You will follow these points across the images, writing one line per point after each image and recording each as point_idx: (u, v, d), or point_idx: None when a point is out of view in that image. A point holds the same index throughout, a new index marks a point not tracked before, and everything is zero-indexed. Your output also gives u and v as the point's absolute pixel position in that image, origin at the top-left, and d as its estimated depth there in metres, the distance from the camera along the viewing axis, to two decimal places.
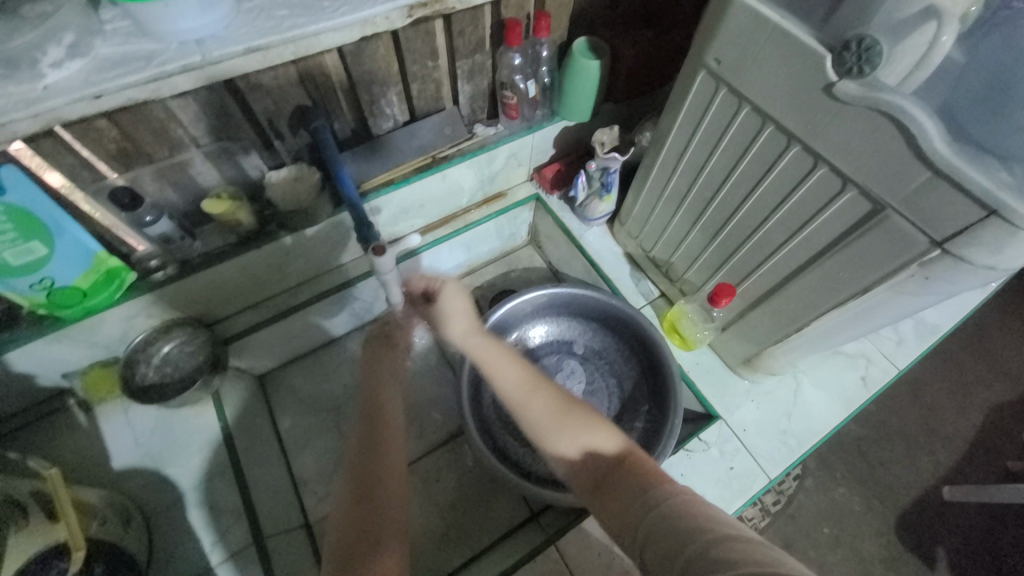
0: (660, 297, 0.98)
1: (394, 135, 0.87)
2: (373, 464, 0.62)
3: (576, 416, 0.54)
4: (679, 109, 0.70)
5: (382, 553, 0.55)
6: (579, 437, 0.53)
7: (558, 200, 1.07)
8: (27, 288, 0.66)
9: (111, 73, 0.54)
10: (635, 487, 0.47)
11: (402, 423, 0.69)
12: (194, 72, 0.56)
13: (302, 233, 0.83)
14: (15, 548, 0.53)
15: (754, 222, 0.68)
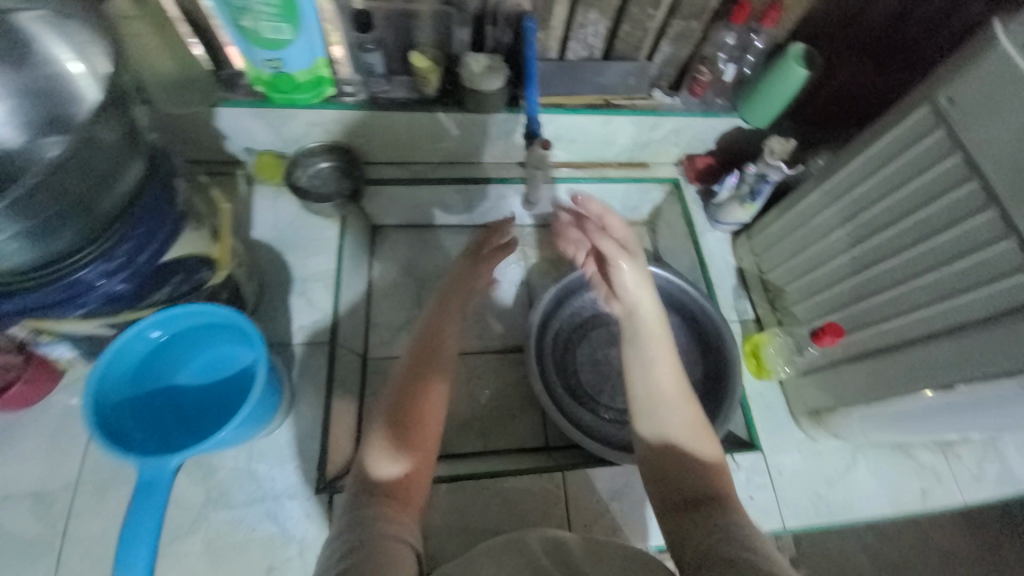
0: (752, 320, 0.96)
1: (585, 65, 0.91)
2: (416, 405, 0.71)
3: (704, 441, 0.59)
4: (874, 140, 0.68)
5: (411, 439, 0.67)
6: (692, 459, 0.57)
7: (695, 193, 1.06)
8: (261, 62, 0.78)
9: None
10: (722, 518, 0.51)
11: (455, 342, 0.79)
12: None
13: (471, 116, 0.90)
14: (186, 242, 0.61)
15: (907, 273, 0.66)
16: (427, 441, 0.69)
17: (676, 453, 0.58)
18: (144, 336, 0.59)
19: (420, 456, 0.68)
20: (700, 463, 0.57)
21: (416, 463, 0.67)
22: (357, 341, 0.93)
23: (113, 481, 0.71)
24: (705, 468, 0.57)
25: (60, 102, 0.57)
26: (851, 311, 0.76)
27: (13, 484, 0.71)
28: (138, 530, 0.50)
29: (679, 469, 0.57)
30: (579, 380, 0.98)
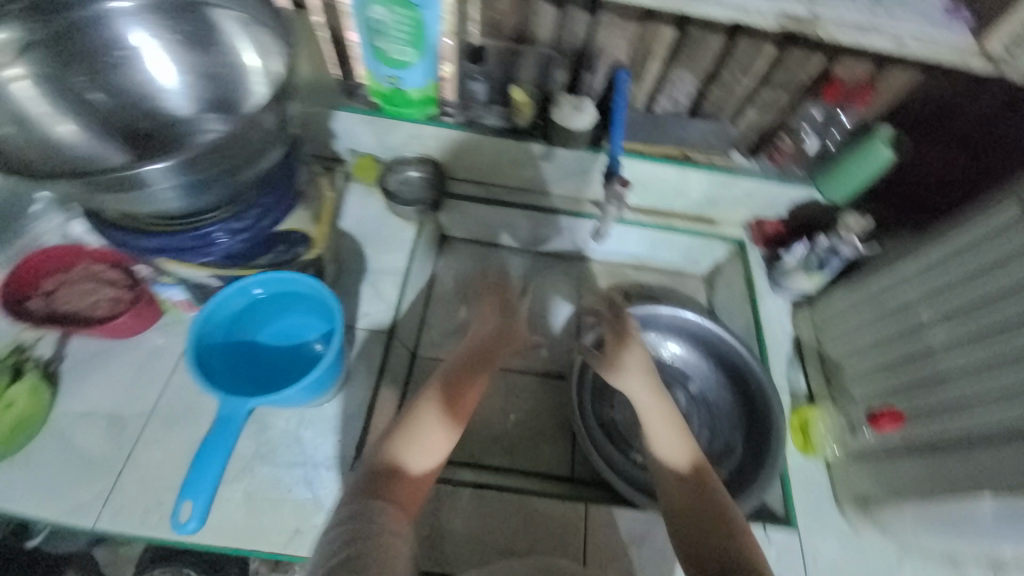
0: (804, 394, 0.93)
1: (670, 119, 0.96)
2: (437, 412, 0.74)
3: (724, 514, 0.62)
4: (958, 231, 0.72)
5: (441, 427, 0.73)
6: (717, 535, 0.60)
7: (759, 256, 1.06)
8: (383, 77, 0.89)
9: None
10: None
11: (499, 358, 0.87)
12: None
13: (554, 150, 0.96)
14: (294, 219, 0.70)
15: (974, 367, 0.68)
16: (440, 444, 0.72)
17: (700, 529, 0.61)
18: (246, 290, 0.68)
19: (430, 457, 0.70)
20: (726, 538, 0.59)
21: (424, 463, 0.70)
22: (410, 338, 0.98)
23: (178, 420, 0.79)
24: (732, 547, 0.58)
25: (230, 84, 0.67)
26: (914, 401, 0.76)
27: (95, 403, 0.79)
28: (212, 453, 0.59)
29: (706, 544, 0.60)
30: (614, 420, 0.98)
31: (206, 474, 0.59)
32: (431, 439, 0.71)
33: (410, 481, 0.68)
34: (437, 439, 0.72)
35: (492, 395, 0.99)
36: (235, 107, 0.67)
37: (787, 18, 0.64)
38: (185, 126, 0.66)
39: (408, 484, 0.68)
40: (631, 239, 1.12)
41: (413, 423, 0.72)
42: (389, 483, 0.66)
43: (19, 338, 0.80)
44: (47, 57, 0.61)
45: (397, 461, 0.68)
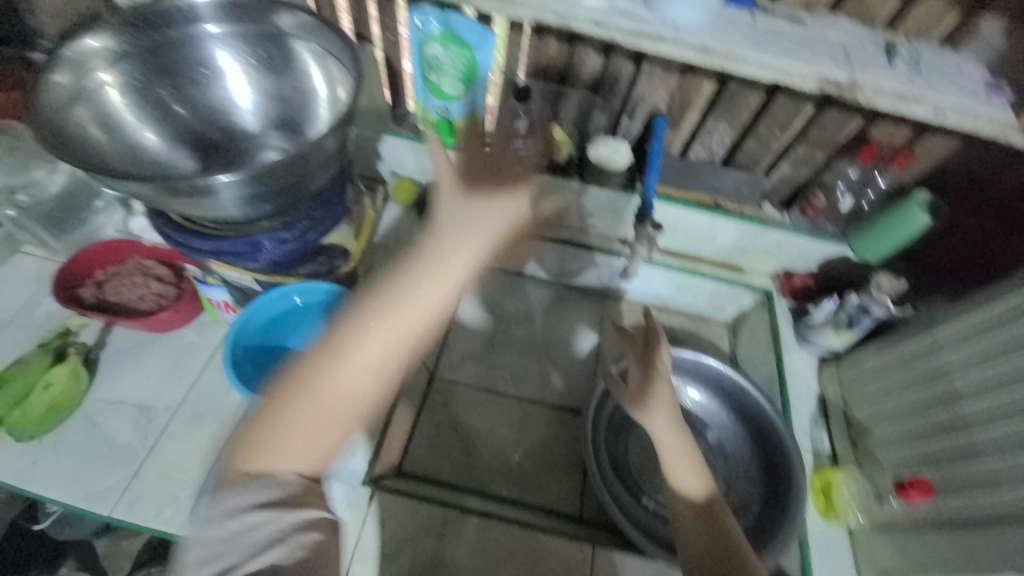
0: (827, 455, 0.90)
1: (703, 167, 0.99)
2: (328, 374, 0.62)
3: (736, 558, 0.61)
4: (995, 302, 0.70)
5: (344, 372, 0.63)
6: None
7: (786, 307, 1.05)
8: (432, 108, 0.94)
9: (618, 19, 0.66)
10: None
11: (415, 292, 0.68)
12: (633, 35, 0.66)
13: (587, 188, 0.99)
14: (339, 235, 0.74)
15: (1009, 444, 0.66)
16: (343, 414, 0.62)
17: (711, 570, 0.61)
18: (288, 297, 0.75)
19: (327, 430, 0.62)
20: None
21: (319, 440, 0.61)
22: (430, 357, 0.99)
23: (203, 417, 0.81)
24: None
25: (297, 105, 0.72)
26: (944, 470, 0.74)
27: (126, 392, 0.82)
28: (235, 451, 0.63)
29: None
30: (628, 462, 0.96)
31: (227, 448, 0.63)
32: (320, 409, 0.61)
33: (308, 455, 0.61)
34: (334, 406, 0.62)
35: (505, 423, 0.99)
36: (298, 129, 0.72)
37: (827, 83, 0.66)
38: (249, 143, 0.72)
39: (299, 457, 0.61)
40: (657, 280, 1.12)
41: (301, 387, 0.62)
42: (274, 458, 0.60)
43: (67, 323, 0.85)
44: (135, 68, 0.68)
45: (281, 432, 0.60)
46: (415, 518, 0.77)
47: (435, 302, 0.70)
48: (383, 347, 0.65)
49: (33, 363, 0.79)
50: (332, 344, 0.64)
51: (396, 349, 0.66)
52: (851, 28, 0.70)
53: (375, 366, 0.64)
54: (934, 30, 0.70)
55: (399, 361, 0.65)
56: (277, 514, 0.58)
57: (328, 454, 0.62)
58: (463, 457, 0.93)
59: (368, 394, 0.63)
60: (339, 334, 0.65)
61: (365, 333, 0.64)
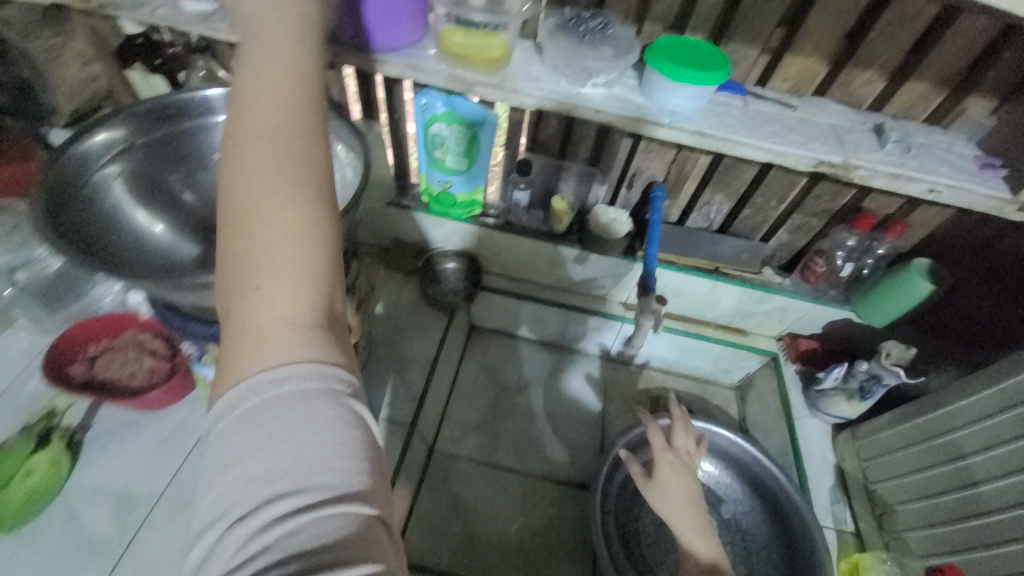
0: (851, 534, 0.85)
1: (703, 234, 1.00)
2: (254, 196, 0.38)
3: None
4: (1001, 377, 0.69)
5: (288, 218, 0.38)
6: None
7: (794, 372, 1.04)
8: (435, 181, 0.97)
9: (618, 105, 0.69)
10: None
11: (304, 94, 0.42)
12: (632, 120, 0.69)
13: (587, 254, 1.00)
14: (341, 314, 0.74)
15: None
16: (305, 232, 0.38)
17: None
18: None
19: (294, 267, 0.37)
20: None
21: (303, 280, 0.37)
22: (429, 430, 0.95)
23: (186, 505, 0.76)
24: None
25: None
26: (977, 555, 0.70)
27: (109, 478, 0.77)
28: None
29: None
30: (640, 544, 0.91)
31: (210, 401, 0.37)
32: (275, 242, 0.37)
33: (280, 318, 0.36)
34: (289, 227, 0.38)
35: (510, 501, 0.94)
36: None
37: (821, 163, 0.69)
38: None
39: (271, 330, 0.36)
40: (661, 344, 1.11)
41: (230, 237, 0.38)
42: (253, 346, 0.36)
43: (52, 404, 0.81)
44: (144, 158, 0.70)
45: (243, 302, 0.37)
46: None
47: (301, 83, 0.43)
48: (293, 140, 0.40)
49: (14, 451, 0.75)
50: (233, 165, 0.39)
51: (313, 139, 0.41)
52: (838, 111, 0.73)
53: (294, 165, 0.39)
54: (919, 111, 0.73)
55: (317, 155, 0.41)
56: (287, 424, 0.33)
57: (314, 301, 0.38)
58: (466, 540, 0.87)
59: (326, 197, 0.40)
60: (229, 157, 0.40)
61: (268, 129, 0.40)
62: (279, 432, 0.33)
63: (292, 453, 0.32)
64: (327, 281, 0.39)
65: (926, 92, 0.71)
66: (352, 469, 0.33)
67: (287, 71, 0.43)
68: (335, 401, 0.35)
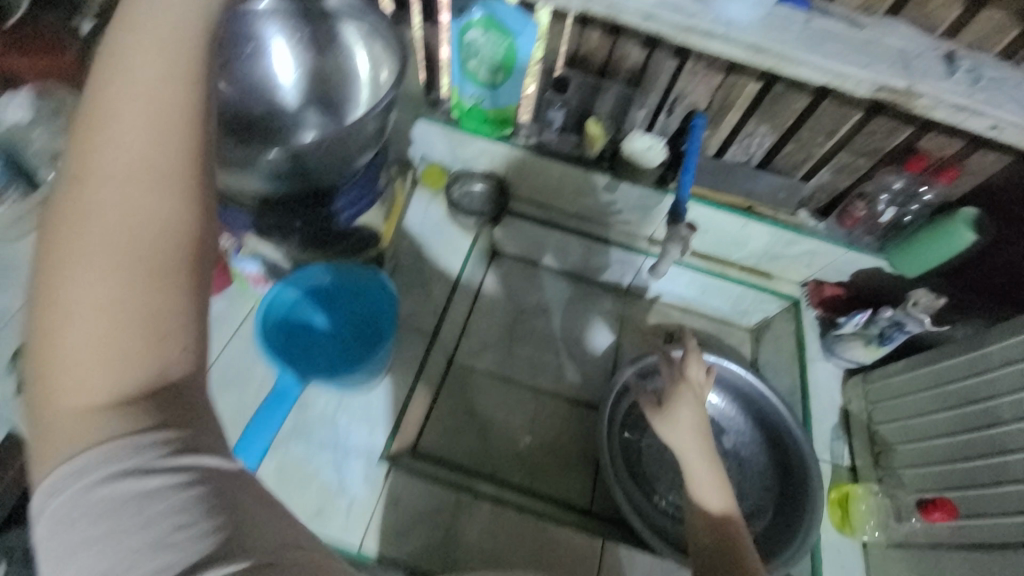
0: (846, 468, 0.89)
1: (740, 169, 0.97)
2: (71, 243, 0.31)
3: (723, 486, 0.72)
4: None
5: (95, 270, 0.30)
6: (706, 494, 0.71)
7: (814, 318, 1.04)
8: (467, 95, 0.94)
9: (670, 11, 0.65)
10: (724, 550, 0.65)
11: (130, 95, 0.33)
12: (682, 30, 0.65)
13: (617, 183, 0.98)
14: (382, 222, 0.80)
15: None
16: (130, 299, 0.30)
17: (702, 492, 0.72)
18: (314, 274, 0.74)
19: (107, 343, 0.30)
20: (711, 492, 0.71)
21: (111, 344, 0.30)
22: (449, 342, 1.00)
23: (229, 385, 0.82)
24: (729, 516, 0.69)
25: (339, 86, 0.73)
26: (968, 492, 0.72)
27: None
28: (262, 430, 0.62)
29: (709, 510, 0.70)
30: (641, 461, 0.97)
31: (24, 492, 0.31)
32: (80, 299, 0.30)
33: (88, 400, 0.30)
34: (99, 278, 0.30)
35: (522, 413, 0.99)
36: (339, 111, 0.73)
37: (883, 89, 0.65)
38: (289, 130, 0.72)
39: (76, 411, 0.29)
40: (682, 280, 1.11)
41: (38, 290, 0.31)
42: (51, 435, 0.29)
43: None
44: None
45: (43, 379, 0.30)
46: (427, 498, 0.77)
47: (163, 87, 0.33)
48: (131, 171, 0.32)
49: None
50: (61, 198, 0.32)
51: (165, 168, 0.32)
52: (907, 35, 0.67)
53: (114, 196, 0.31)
54: (994, 43, 0.67)
55: (148, 179, 0.32)
56: (88, 517, 0.28)
57: (139, 381, 0.31)
58: (478, 441, 0.94)
59: (173, 250, 0.32)
60: (55, 191, 0.32)
61: (106, 154, 0.32)
62: (88, 524, 0.28)
63: (106, 548, 0.27)
64: (161, 356, 0.31)
65: (1004, 22, 0.64)
66: (196, 540, 0.28)
67: (116, 64, 0.33)
68: (161, 474, 0.29)
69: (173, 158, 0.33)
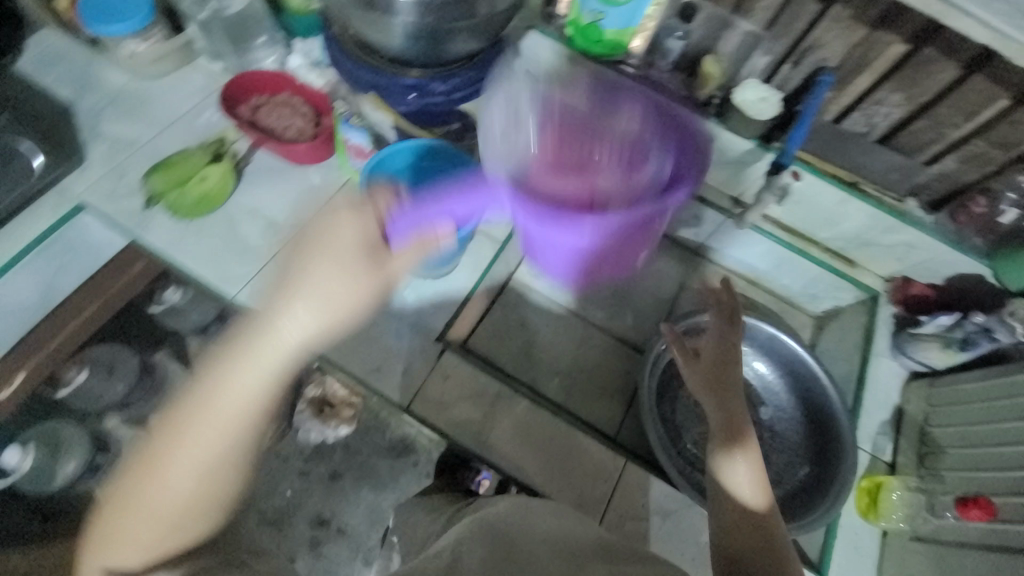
0: (884, 462, 0.89)
1: (856, 139, 0.91)
2: (150, 472, 0.49)
3: (757, 473, 0.65)
4: None
5: (152, 493, 0.49)
6: (736, 479, 0.64)
7: (890, 315, 0.99)
8: (589, 9, 0.89)
9: None
10: (755, 544, 0.59)
11: (222, 404, 0.49)
12: None
13: (721, 131, 0.94)
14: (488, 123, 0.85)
15: None
16: (156, 524, 0.49)
17: (730, 477, 0.64)
18: (420, 153, 0.80)
19: (134, 537, 0.49)
20: (745, 479, 0.64)
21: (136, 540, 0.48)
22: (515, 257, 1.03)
23: None
24: (762, 509, 0.62)
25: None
26: (1015, 500, 0.74)
27: (261, 205, 0.91)
28: None
29: (739, 498, 0.63)
30: (674, 410, 0.98)
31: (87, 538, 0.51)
32: (136, 507, 0.49)
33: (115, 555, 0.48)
34: (147, 503, 0.49)
35: (569, 339, 1.03)
36: None
37: None
38: None
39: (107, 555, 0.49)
40: (757, 249, 1.07)
41: (139, 457, 0.50)
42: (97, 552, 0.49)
43: (223, 134, 0.93)
44: None
45: (101, 527, 0.50)
46: (473, 382, 0.85)
47: (245, 415, 0.50)
48: (201, 452, 0.49)
49: (194, 156, 0.88)
50: (170, 422, 0.50)
51: (232, 437, 0.50)
52: None
53: (179, 459, 0.49)
54: None
55: (205, 460, 0.49)
56: None
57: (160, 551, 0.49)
58: (523, 353, 0.98)
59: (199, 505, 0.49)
60: (165, 422, 0.51)
61: (192, 428, 0.49)
62: None
63: None
64: (193, 534, 0.50)
65: None
66: None
67: (229, 381, 0.50)
68: None
69: (240, 428, 0.50)
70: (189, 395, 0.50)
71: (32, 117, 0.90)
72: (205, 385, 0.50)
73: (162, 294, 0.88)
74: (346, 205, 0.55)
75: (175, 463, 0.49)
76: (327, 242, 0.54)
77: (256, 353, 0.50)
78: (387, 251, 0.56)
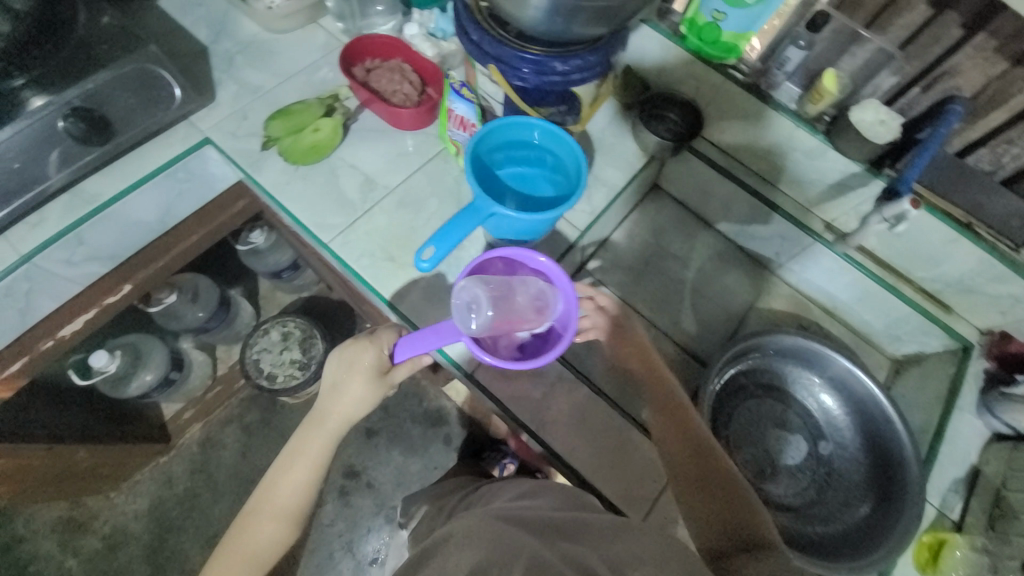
0: (950, 520, 0.85)
1: (979, 177, 0.85)
2: (254, 519, 0.70)
3: (703, 453, 0.68)
4: None
5: (256, 532, 0.69)
6: (689, 460, 0.67)
7: (981, 370, 0.93)
8: (708, 9, 0.86)
9: None
10: (726, 508, 0.61)
11: (305, 465, 0.72)
12: None
13: (826, 149, 0.90)
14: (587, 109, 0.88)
15: None
16: (256, 557, 0.69)
17: (682, 460, 0.68)
18: (529, 128, 0.77)
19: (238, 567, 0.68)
20: (697, 457, 0.67)
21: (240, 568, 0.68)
22: (590, 248, 1.03)
23: (409, 208, 0.93)
24: (724, 479, 0.64)
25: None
26: None
27: (361, 161, 0.96)
28: (455, 230, 0.70)
29: (700, 479, 0.65)
30: (731, 426, 0.94)
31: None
32: (240, 545, 0.69)
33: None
34: (247, 542, 0.69)
35: None
36: None
37: None
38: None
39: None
40: (842, 279, 1.02)
41: (247, 508, 0.71)
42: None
43: (336, 91, 0.98)
44: None
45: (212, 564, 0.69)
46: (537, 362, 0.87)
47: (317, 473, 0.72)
48: (289, 501, 0.71)
49: (310, 108, 0.94)
50: (268, 482, 0.72)
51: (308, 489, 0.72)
52: None
53: (273, 508, 0.70)
54: None
55: (290, 506, 0.71)
56: None
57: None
58: None
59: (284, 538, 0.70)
60: (263, 484, 0.72)
61: (285, 486, 0.71)
62: None
63: None
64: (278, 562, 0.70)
65: None
66: None
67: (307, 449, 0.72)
68: None
69: (314, 481, 0.72)
70: (280, 463, 0.72)
71: (173, 53, 0.98)
72: (293, 453, 0.72)
73: (250, 236, 1.14)
74: (366, 339, 0.73)
75: (271, 510, 0.70)
76: (358, 356, 0.73)
77: (320, 432, 0.73)
78: (392, 369, 0.73)
